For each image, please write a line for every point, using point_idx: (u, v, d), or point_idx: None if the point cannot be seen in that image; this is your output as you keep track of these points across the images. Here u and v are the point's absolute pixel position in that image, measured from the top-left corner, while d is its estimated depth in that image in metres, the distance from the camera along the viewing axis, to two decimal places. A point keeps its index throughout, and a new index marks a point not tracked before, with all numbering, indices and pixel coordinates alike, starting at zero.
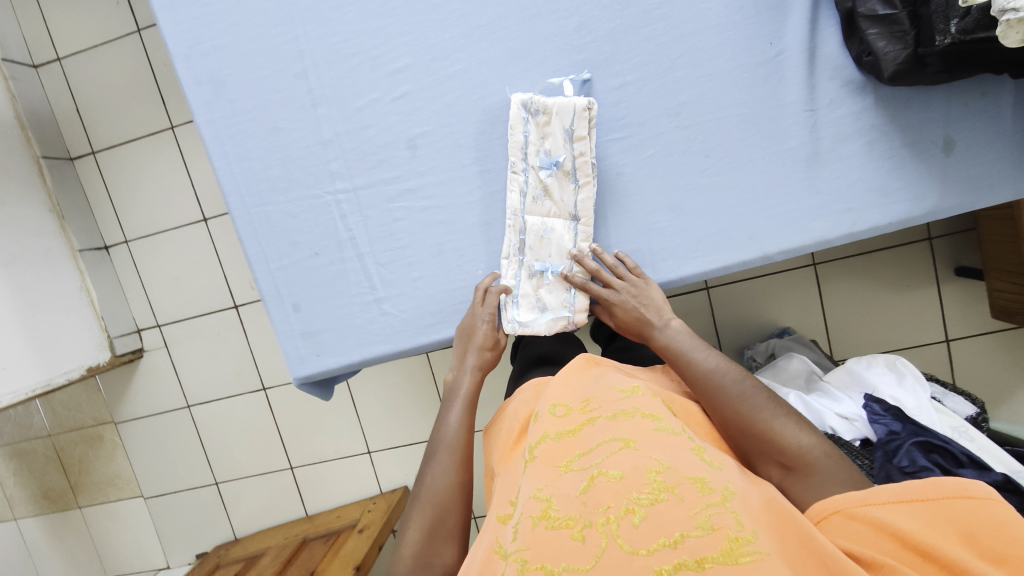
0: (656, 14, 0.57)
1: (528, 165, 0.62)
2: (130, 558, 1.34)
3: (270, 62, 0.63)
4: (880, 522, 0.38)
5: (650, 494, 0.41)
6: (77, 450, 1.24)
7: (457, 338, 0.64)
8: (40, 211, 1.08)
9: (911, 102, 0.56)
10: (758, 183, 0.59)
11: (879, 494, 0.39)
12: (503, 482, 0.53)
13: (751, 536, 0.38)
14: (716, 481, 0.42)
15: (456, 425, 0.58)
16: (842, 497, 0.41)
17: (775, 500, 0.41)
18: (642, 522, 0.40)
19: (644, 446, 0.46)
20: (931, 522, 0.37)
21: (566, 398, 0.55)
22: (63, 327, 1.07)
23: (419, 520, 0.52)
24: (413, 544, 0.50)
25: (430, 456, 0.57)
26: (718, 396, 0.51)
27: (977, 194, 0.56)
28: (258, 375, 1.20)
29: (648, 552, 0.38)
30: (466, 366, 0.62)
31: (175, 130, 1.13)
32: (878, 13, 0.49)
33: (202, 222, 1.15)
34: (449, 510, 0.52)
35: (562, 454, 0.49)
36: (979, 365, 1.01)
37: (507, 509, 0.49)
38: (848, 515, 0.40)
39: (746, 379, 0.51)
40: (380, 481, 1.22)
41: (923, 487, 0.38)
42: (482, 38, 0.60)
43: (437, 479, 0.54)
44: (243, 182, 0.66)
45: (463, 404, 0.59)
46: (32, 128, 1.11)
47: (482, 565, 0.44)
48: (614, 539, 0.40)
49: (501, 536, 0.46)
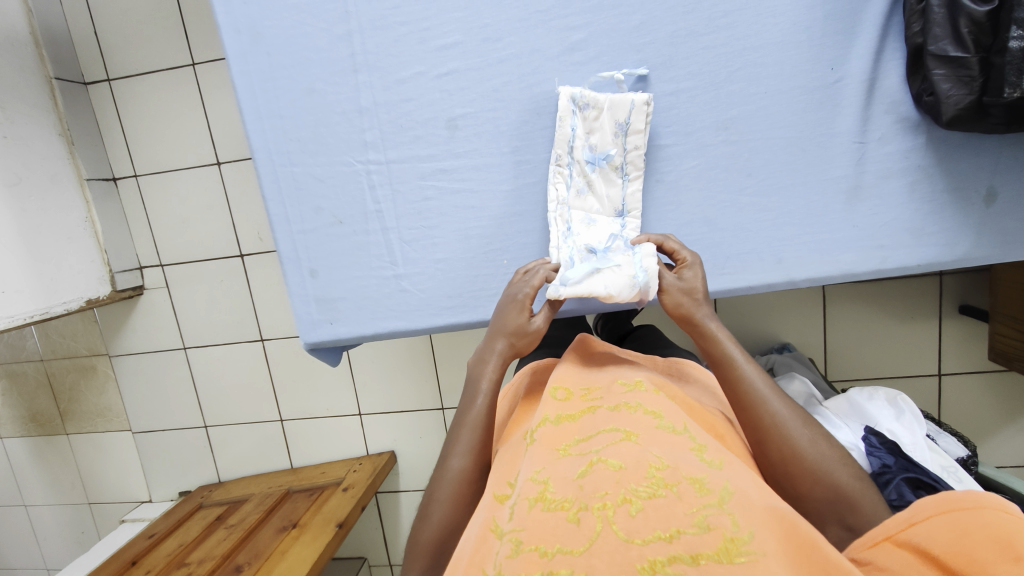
0: (720, 23, 0.59)
1: (573, 159, 0.64)
2: (113, 489, 1.35)
3: (314, 20, 0.65)
4: (924, 547, 0.36)
5: (648, 488, 0.39)
6: (70, 377, 1.28)
7: (495, 313, 0.62)
8: (48, 134, 1.05)
9: (962, 148, 0.59)
10: (796, 209, 0.62)
11: (920, 511, 0.37)
12: (502, 465, 0.50)
13: (749, 536, 0.35)
14: (715, 481, 0.39)
15: (471, 427, 0.56)
16: (887, 522, 0.38)
17: (777, 506, 0.37)
18: (638, 513, 0.38)
19: (646, 440, 0.43)
20: (969, 533, 0.35)
21: (567, 382, 0.55)
22: (66, 255, 1.05)
23: (427, 534, 0.51)
24: (421, 558, 0.50)
25: (441, 461, 0.55)
26: (774, 444, 0.48)
27: (1009, 246, 0.60)
28: (257, 325, 1.20)
29: (643, 542, 0.36)
30: (494, 354, 0.60)
31: (196, 67, 1.09)
32: (949, 55, 0.50)
33: (216, 165, 1.13)
34: (456, 526, 0.51)
35: (561, 437, 0.47)
36: (969, 403, 1.03)
37: (505, 489, 0.47)
38: (896, 542, 0.38)
39: (807, 425, 0.48)
40: (367, 444, 1.24)
41: (962, 499, 0.36)
42: (538, 24, 0.62)
43: (446, 489, 0.53)
44: (272, 140, 0.67)
45: (484, 404, 0.57)
46: (48, 46, 1.06)
47: (478, 541, 0.42)
48: (609, 526, 0.38)
49: (497, 514, 0.44)
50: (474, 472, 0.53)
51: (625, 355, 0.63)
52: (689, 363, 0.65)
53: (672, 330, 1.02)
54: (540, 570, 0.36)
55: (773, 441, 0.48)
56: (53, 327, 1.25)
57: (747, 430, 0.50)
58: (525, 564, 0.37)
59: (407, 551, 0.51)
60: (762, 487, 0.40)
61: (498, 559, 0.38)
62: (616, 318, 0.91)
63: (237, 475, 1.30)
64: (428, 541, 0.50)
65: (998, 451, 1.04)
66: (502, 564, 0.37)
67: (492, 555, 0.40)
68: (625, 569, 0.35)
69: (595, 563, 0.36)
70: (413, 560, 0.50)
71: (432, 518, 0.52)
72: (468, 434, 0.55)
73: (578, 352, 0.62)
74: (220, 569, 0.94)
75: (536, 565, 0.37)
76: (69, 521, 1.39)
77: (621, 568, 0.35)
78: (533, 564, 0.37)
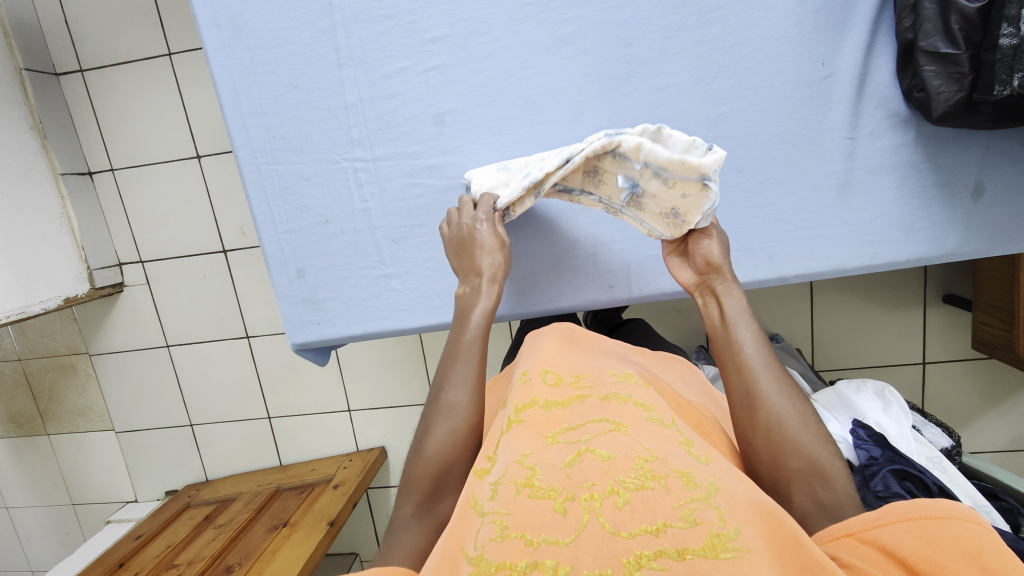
0: (711, 16, 0.59)
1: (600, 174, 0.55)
2: (96, 490, 1.33)
3: (296, 12, 0.63)
4: (888, 547, 0.35)
5: (636, 479, 0.38)
6: (49, 376, 1.25)
7: (461, 255, 0.58)
8: (18, 127, 1.01)
9: (951, 143, 0.59)
10: (787, 205, 0.63)
11: (888, 514, 0.36)
12: (488, 437, 0.48)
13: (734, 533, 0.35)
14: (703, 476, 0.39)
15: (468, 356, 0.54)
16: (852, 519, 0.38)
17: (763, 501, 0.37)
18: (625, 505, 0.36)
19: (635, 432, 0.42)
20: (936, 543, 0.34)
21: (557, 366, 0.54)
22: (40, 251, 1.02)
23: (426, 465, 0.49)
24: (417, 492, 0.48)
25: (437, 394, 0.53)
26: (760, 411, 0.46)
27: (995, 241, 0.61)
28: (243, 323, 1.18)
29: (630, 535, 0.35)
30: (484, 281, 0.57)
31: (173, 57, 1.06)
32: (940, 51, 0.51)
33: (196, 158, 1.10)
34: (456, 459, 0.50)
35: (550, 423, 0.46)
36: (950, 390, 1.05)
37: (484, 464, 0.45)
38: (860, 539, 0.37)
39: (795, 404, 0.46)
40: (357, 440, 1.23)
41: (931, 507, 0.35)
42: (526, 17, 0.61)
43: (448, 423, 0.51)
44: (255, 138, 0.66)
45: (476, 331, 0.55)
46: (17, 36, 1.03)
47: (457, 516, 0.41)
48: (596, 518, 0.36)
49: (477, 490, 0.43)
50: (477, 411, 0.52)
51: (613, 346, 0.61)
52: (676, 359, 0.65)
53: (663, 323, 1.02)
54: (526, 559, 0.35)
55: (761, 406, 0.46)
56: (30, 326, 1.22)
57: (732, 396, 0.48)
58: (510, 550, 0.35)
59: (402, 485, 0.50)
60: (746, 484, 0.40)
61: (481, 541, 0.37)
62: (605, 310, 0.90)
63: (224, 474, 1.28)
64: (426, 475, 0.49)
65: (979, 437, 1.06)
66: (484, 546, 0.36)
67: (473, 532, 0.39)
68: (610, 563, 0.33)
69: (580, 555, 0.34)
70: (407, 495, 0.49)
71: (428, 452, 0.50)
72: (464, 365, 0.53)
73: (562, 337, 0.59)
74: (210, 570, 0.93)
75: (521, 553, 0.35)
76: (51, 523, 1.37)
77: (606, 563, 0.33)
78: (518, 552, 0.35)
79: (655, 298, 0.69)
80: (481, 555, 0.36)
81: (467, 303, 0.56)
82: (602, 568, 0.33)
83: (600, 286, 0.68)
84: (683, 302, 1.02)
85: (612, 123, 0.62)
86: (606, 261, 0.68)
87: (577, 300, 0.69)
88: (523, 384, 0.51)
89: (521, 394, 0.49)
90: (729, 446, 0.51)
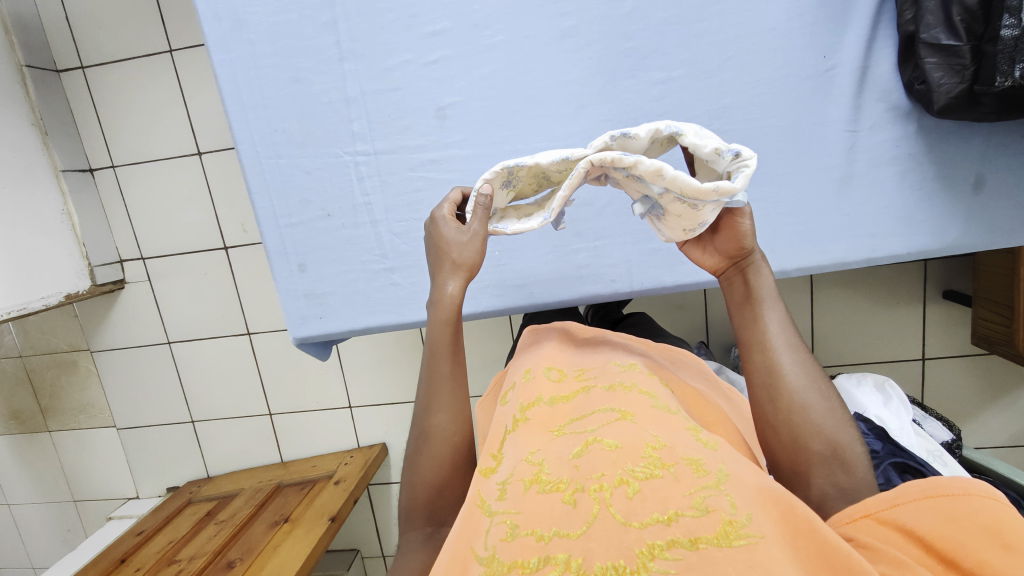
0: (713, 10, 0.59)
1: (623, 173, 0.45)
2: (96, 487, 1.33)
3: (298, 6, 0.63)
4: (906, 526, 0.35)
5: (645, 468, 0.38)
6: (51, 371, 1.25)
7: (428, 256, 0.53)
8: (19, 123, 1.01)
9: (953, 136, 0.59)
10: (788, 198, 0.63)
11: (905, 493, 0.36)
12: (491, 433, 0.49)
13: (746, 519, 0.34)
14: (711, 463, 0.38)
15: (445, 380, 0.50)
16: (869, 500, 0.38)
17: (773, 487, 0.37)
18: (635, 495, 0.37)
19: (642, 420, 0.42)
20: (955, 520, 0.33)
21: (561, 362, 0.54)
22: (40, 249, 1.01)
23: (421, 491, 0.47)
24: (417, 516, 0.47)
25: (423, 419, 0.49)
26: (782, 396, 0.44)
27: (997, 234, 0.61)
28: (244, 320, 1.18)
29: (642, 525, 0.35)
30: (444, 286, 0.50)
31: (174, 54, 1.06)
32: (941, 43, 0.51)
33: (197, 155, 1.10)
34: (447, 483, 0.48)
35: (555, 417, 0.46)
36: (950, 386, 1.05)
37: (490, 462, 0.45)
38: (878, 520, 0.36)
39: (818, 389, 0.45)
40: (358, 437, 1.23)
41: (948, 485, 0.35)
42: (528, 11, 0.61)
43: (434, 450, 0.48)
44: (257, 132, 0.66)
45: (443, 345, 0.50)
46: (18, 32, 1.02)
47: (464, 516, 0.41)
48: (607, 508, 0.36)
49: (484, 489, 0.42)
50: (459, 429, 0.49)
51: (617, 337, 0.60)
52: (682, 351, 0.64)
53: (662, 318, 1.02)
54: (537, 555, 0.35)
55: (782, 391, 0.45)
56: (31, 322, 1.22)
57: (753, 377, 0.47)
58: (521, 549, 0.35)
59: (401, 513, 0.48)
60: (756, 470, 0.39)
61: (491, 541, 0.37)
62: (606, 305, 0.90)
63: (225, 470, 1.28)
64: (421, 501, 0.47)
65: (978, 433, 1.06)
66: (496, 547, 0.36)
67: (482, 531, 0.39)
68: (623, 554, 0.33)
69: (592, 547, 0.34)
70: (410, 522, 0.47)
71: (422, 478, 0.48)
72: (447, 387, 0.50)
73: (562, 338, 0.59)
74: (210, 568, 0.93)
75: (532, 550, 0.35)
76: (53, 520, 1.37)
77: (618, 554, 0.33)
78: (529, 549, 0.35)
79: (657, 291, 0.69)
80: (493, 556, 0.36)
81: (431, 313, 0.51)
82: (614, 559, 0.33)
83: (602, 281, 0.69)
84: (683, 298, 1.02)
85: (614, 117, 0.63)
86: (608, 254, 0.69)
87: (579, 294, 0.69)
88: (527, 382, 0.51)
89: (526, 392, 0.49)
90: (738, 435, 0.50)
